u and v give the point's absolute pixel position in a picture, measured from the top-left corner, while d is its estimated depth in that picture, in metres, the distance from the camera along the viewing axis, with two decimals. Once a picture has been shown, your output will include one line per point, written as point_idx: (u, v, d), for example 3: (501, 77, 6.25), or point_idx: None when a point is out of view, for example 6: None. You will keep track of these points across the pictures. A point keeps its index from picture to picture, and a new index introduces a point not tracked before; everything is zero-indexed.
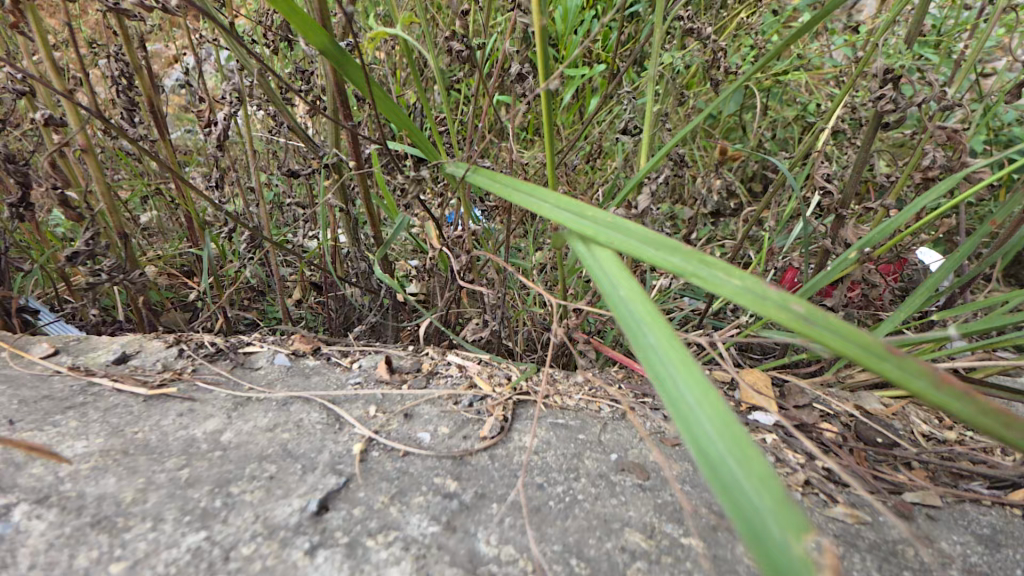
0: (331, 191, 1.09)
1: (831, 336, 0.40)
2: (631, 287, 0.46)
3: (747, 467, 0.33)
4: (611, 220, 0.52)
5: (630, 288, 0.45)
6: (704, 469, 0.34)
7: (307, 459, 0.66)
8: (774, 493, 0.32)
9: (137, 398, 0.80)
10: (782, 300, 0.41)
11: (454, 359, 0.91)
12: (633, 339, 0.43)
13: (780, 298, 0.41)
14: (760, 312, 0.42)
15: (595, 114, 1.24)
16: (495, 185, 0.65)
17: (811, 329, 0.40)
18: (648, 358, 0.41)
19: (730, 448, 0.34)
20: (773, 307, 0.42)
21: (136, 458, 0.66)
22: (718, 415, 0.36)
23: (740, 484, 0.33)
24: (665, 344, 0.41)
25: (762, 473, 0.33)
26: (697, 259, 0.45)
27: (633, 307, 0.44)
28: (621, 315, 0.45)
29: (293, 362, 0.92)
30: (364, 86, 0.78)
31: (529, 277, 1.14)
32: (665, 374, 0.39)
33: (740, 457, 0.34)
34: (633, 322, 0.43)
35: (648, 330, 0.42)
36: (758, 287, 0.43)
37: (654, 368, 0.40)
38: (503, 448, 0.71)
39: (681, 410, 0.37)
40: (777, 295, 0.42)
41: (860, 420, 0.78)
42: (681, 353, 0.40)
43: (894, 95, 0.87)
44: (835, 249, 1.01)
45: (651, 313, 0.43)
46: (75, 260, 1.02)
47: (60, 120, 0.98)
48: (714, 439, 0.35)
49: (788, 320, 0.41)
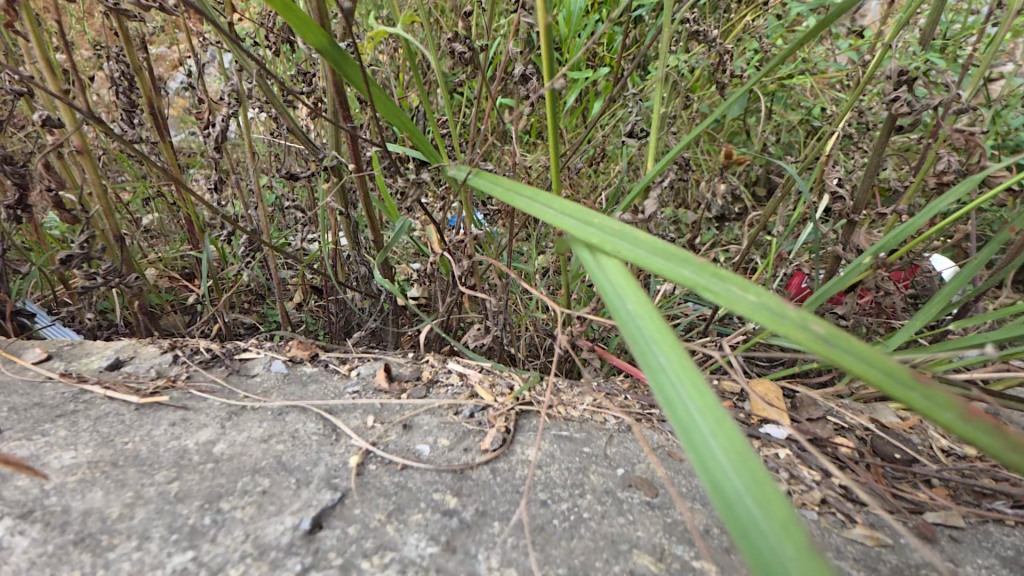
0: (330, 193, 1.07)
1: (854, 360, 0.37)
2: (639, 301, 0.43)
3: (764, 503, 0.31)
4: (619, 228, 0.49)
5: (639, 303, 0.43)
6: (715, 501, 0.32)
7: (302, 472, 0.64)
8: (793, 533, 0.30)
9: (129, 406, 0.78)
10: (802, 319, 0.38)
11: (454, 367, 0.89)
12: (640, 357, 0.40)
13: (798, 316, 0.39)
14: (778, 330, 0.39)
15: (599, 117, 1.22)
16: (497, 188, 0.62)
17: (834, 351, 0.38)
18: (657, 378, 0.39)
19: (745, 481, 0.32)
20: (792, 325, 0.39)
21: (126, 470, 0.64)
22: (732, 445, 0.34)
23: (755, 519, 0.31)
24: (675, 365, 0.38)
25: (780, 510, 0.30)
26: (710, 271, 0.43)
27: (642, 323, 0.42)
28: (628, 331, 0.42)
29: (289, 369, 0.89)
30: (364, 87, 0.76)
31: (532, 282, 1.12)
32: (676, 397, 0.37)
33: (756, 492, 0.32)
34: (642, 338, 0.41)
35: (658, 349, 0.40)
36: (776, 304, 0.40)
37: (662, 389, 0.38)
38: (505, 461, 0.68)
39: (692, 435, 0.35)
40: (796, 312, 0.39)
41: (876, 434, 0.75)
42: (693, 375, 0.38)
43: (909, 98, 0.85)
44: (846, 255, 0.99)
45: (660, 330, 0.41)
46: (70, 264, 1.01)
47: (55, 121, 0.96)
48: (728, 470, 0.33)
49: (808, 340, 0.38)
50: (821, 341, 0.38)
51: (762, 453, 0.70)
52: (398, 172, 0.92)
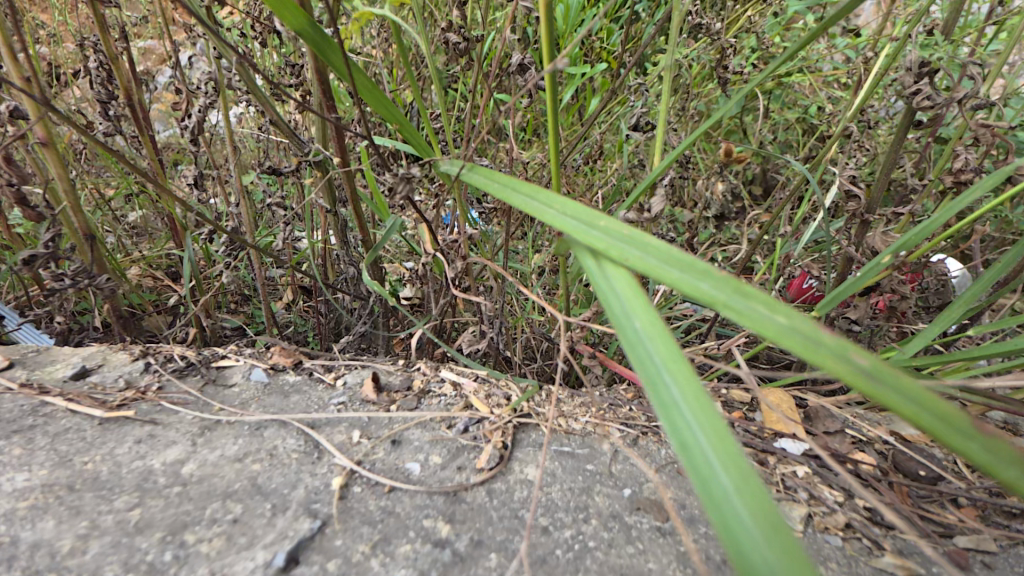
0: (316, 189, 1.00)
1: (903, 402, 0.32)
2: (649, 321, 0.39)
3: (790, 566, 0.28)
4: (626, 232, 0.43)
5: (651, 327, 0.38)
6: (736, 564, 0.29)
7: (278, 496, 0.58)
8: None
9: (92, 421, 0.72)
10: (840, 350, 0.33)
11: (447, 375, 0.83)
12: (652, 388, 0.36)
13: (837, 346, 0.33)
14: (813, 361, 0.33)
15: (598, 112, 1.17)
16: (492, 184, 0.57)
17: (875, 387, 0.32)
18: (669, 413, 0.35)
19: (771, 544, 0.29)
20: (830, 355, 0.33)
21: (83, 496, 0.58)
22: (755, 498, 0.31)
23: None
24: (692, 402, 0.35)
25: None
26: (732, 287, 0.37)
27: (653, 348, 0.38)
28: (636, 356, 0.38)
29: (270, 379, 0.83)
30: (350, 75, 0.70)
31: (529, 283, 1.07)
32: (690, 437, 0.33)
33: (784, 559, 0.29)
34: (652, 366, 0.37)
35: (670, 378, 0.36)
36: (812, 330, 0.34)
37: (674, 426, 0.34)
38: (502, 482, 0.63)
39: (708, 483, 0.32)
40: (834, 341, 0.34)
41: (897, 448, 0.71)
42: (711, 413, 0.34)
43: (931, 91, 0.81)
44: (859, 256, 0.94)
45: (674, 358, 0.37)
46: (35, 264, 0.94)
47: (18, 111, 0.89)
48: (751, 527, 0.30)
49: (847, 374, 0.33)
50: (863, 375, 0.33)
51: (778, 472, 0.65)
52: (387, 167, 0.87)
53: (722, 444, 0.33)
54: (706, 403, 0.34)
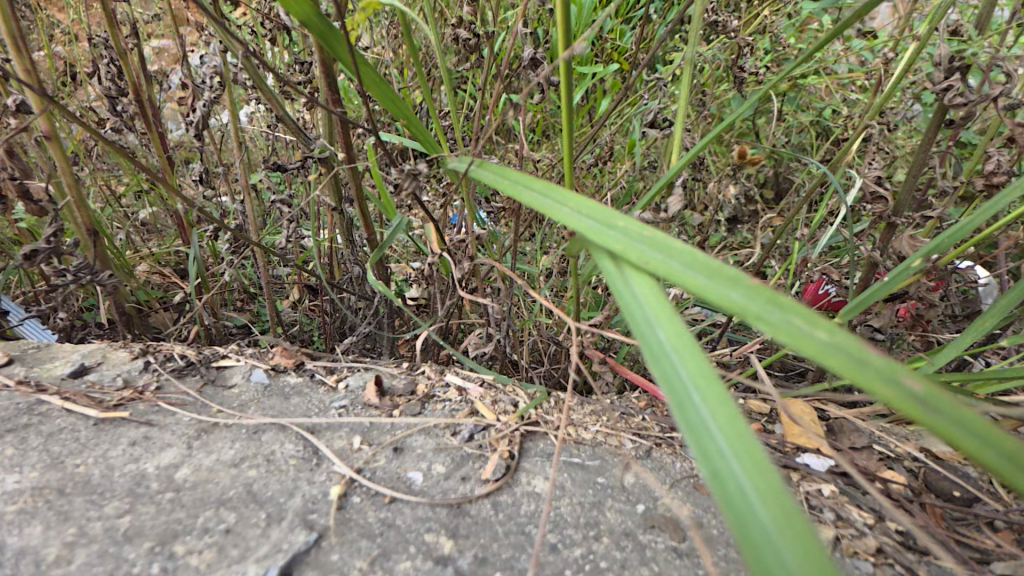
0: (322, 187, 0.98)
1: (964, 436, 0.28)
2: (675, 332, 0.36)
3: None
4: (647, 234, 0.40)
5: (677, 340, 0.35)
6: None
7: (274, 505, 0.55)
8: None
9: (87, 421, 0.70)
10: (891, 371, 0.29)
11: (453, 380, 0.80)
12: (678, 406, 0.33)
13: (887, 366, 0.29)
14: (859, 384, 0.29)
15: (612, 110, 1.14)
16: (503, 181, 0.54)
17: (931, 417, 0.28)
18: (698, 434, 0.32)
19: None
20: (881, 378, 0.29)
21: (73, 501, 0.56)
22: (795, 532, 0.27)
23: None
24: (722, 422, 0.32)
25: None
26: (766, 297, 0.33)
27: (679, 362, 0.35)
28: (660, 370, 0.35)
29: (271, 380, 0.81)
30: (355, 65, 0.67)
31: (537, 285, 1.04)
32: (722, 462, 0.31)
33: None
34: (678, 381, 0.34)
35: (697, 395, 0.33)
36: (858, 349, 0.30)
37: (704, 449, 0.31)
38: (507, 494, 0.60)
39: (740, 513, 0.29)
40: (883, 363, 0.30)
41: (928, 466, 0.67)
42: (745, 435, 0.31)
43: (963, 87, 0.77)
44: (883, 262, 0.90)
45: (702, 374, 0.34)
46: (36, 260, 0.92)
47: (21, 103, 0.87)
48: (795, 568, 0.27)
49: (900, 399, 0.29)
50: (917, 402, 0.29)
51: (802, 490, 0.62)
52: (393, 164, 0.84)
53: (758, 472, 0.30)
54: (739, 424, 0.31)
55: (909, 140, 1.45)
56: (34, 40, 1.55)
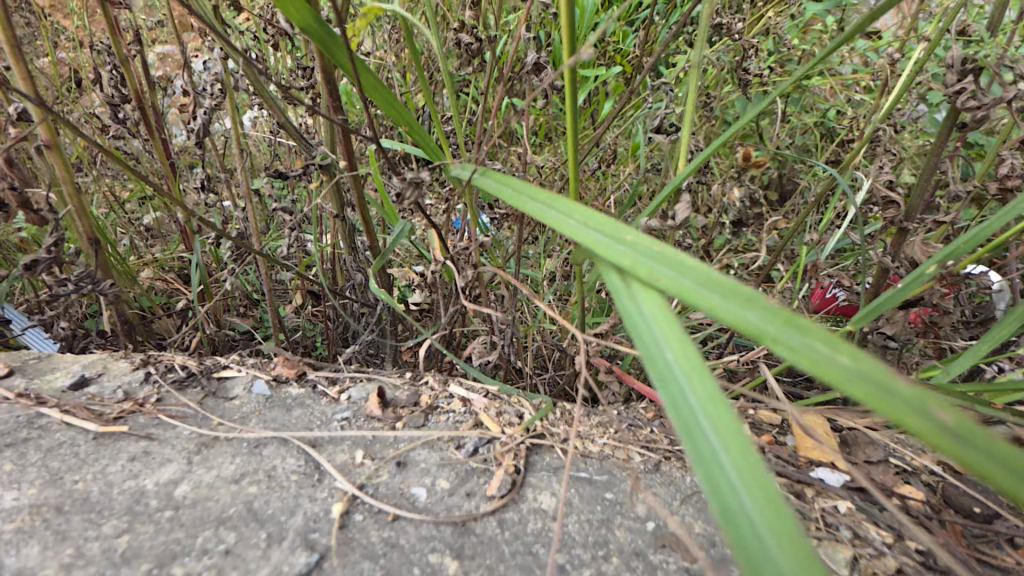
0: (323, 194, 0.96)
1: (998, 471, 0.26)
2: (683, 354, 0.36)
3: None
4: (657, 248, 0.39)
5: (684, 363, 0.36)
6: None
7: (275, 524, 0.54)
8: None
9: (86, 435, 0.69)
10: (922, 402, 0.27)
11: (456, 390, 0.79)
12: (686, 431, 0.34)
13: (916, 396, 0.27)
14: (885, 414, 0.28)
15: (616, 113, 1.12)
16: (506, 190, 0.52)
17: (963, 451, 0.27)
18: (705, 459, 0.33)
19: None
20: (908, 409, 0.28)
21: (71, 519, 0.55)
22: (800, 560, 0.28)
23: None
24: (729, 448, 0.32)
25: None
26: (784, 319, 0.31)
27: (687, 386, 0.35)
28: (668, 394, 0.35)
29: (272, 391, 0.79)
30: (355, 72, 0.66)
31: (541, 292, 1.02)
32: (728, 488, 0.31)
33: None
34: (687, 407, 0.35)
35: (706, 422, 0.33)
36: (884, 377, 0.28)
37: (710, 473, 0.32)
38: (514, 512, 0.58)
39: (747, 540, 0.30)
40: (912, 392, 0.28)
41: (945, 480, 0.65)
42: (753, 462, 0.31)
43: (977, 89, 0.75)
44: (895, 268, 0.88)
45: (711, 399, 0.34)
46: (36, 270, 0.91)
47: (21, 112, 0.87)
48: None
49: (928, 431, 0.27)
50: (948, 434, 0.27)
51: (817, 506, 0.60)
52: (395, 171, 0.83)
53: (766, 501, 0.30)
54: (748, 450, 0.32)
55: (917, 141, 1.43)
56: (36, 46, 1.54)
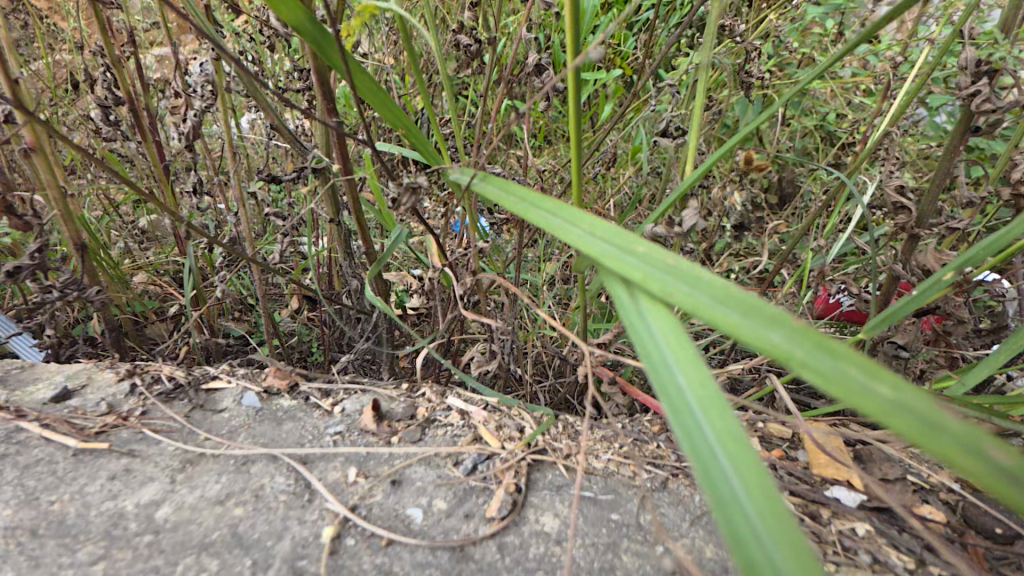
0: (317, 198, 0.93)
1: None
2: (697, 378, 0.34)
3: None
4: (669, 261, 0.36)
5: (698, 388, 0.34)
6: None
7: (260, 550, 0.52)
8: None
9: (65, 452, 0.66)
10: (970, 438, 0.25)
11: (455, 402, 0.75)
12: (701, 464, 0.31)
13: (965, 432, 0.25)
14: (930, 452, 0.25)
15: (618, 115, 1.09)
16: (506, 198, 0.50)
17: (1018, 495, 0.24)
18: (721, 495, 0.30)
19: None
20: (957, 446, 0.25)
21: (45, 544, 0.53)
22: None
23: None
24: (748, 483, 0.30)
25: None
26: (814, 342, 0.29)
27: (702, 415, 0.33)
28: (680, 422, 0.33)
29: (263, 403, 0.76)
30: (351, 73, 0.63)
31: (541, 298, 0.99)
32: (747, 528, 0.29)
33: None
34: (701, 438, 0.32)
35: (723, 456, 0.31)
36: (929, 409, 0.26)
37: (727, 510, 0.30)
38: (514, 534, 0.55)
39: None
40: (961, 428, 0.25)
41: (965, 498, 0.62)
42: (775, 500, 0.29)
43: (992, 92, 0.72)
44: (907, 275, 0.86)
45: (728, 430, 0.32)
46: (19, 276, 0.87)
47: (5, 114, 0.83)
48: None
49: (979, 471, 0.25)
50: (999, 476, 0.25)
51: (833, 529, 0.57)
52: (392, 175, 0.80)
53: (791, 546, 0.28)
54: (769, 488, 0.30)
55: (920, 145, 1.41)
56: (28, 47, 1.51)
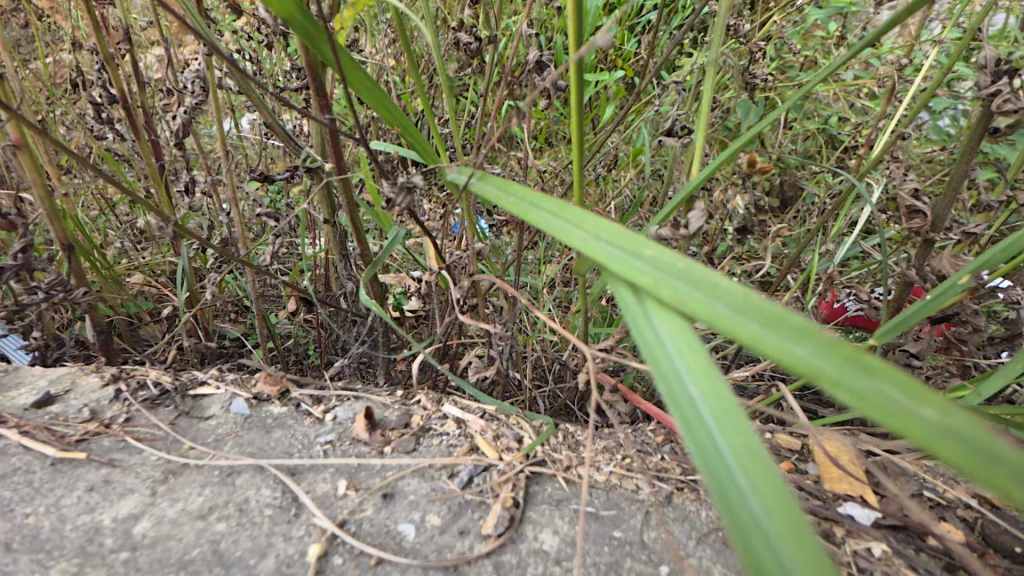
0: (312, 198, 0.90)
1: None
2: (709, 390, 0.31)
3: None
4: (680, 265, 0.33)
5: (711, 400, 0.31)
6: None
7: (242, 569, 0.50)
8: None
9: (44, 461, 0.63)
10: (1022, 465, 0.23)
11: (451, 410, 0.72)
12: (716, 483, 0.29)
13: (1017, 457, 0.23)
14: (979, 481, 0.23)
15: (621, 115, 1.06)
16: (506, 198, 0.47)
17: None
18: (738, 518, 0.27)
19: None
20: (1010, 477, 0.23)
21: (17, 560, 0.51)
22: None
23: None
24: (769, 505, 0.27)
25: None
26: (845, 355, 0.26)
27: (715, 427, 0.30)
28: (693, 438, 0.30)
29: (251, 410, 0.73)
30: (346, 69, 0.60)
31: (540, 301, 0.96)
32: (768, 555, 0.26)
33: None
34: (716, 454, 0.29)
35: (740, 476, 0.28)
36: (978, 434, 0.23)
37: (745, 536, 0.27)
38: (512, 553, 0.53)
39: None
40: (1013, 454, 0.23)
41: (983, 516, 0.60)
42: (797, 524, 0.27)
43: (1014, 92, 0.69)
44: (921, 280, 0.83)
45: (744, 446, 0.29)
46: (3, 277, 0.84)
47: None
48: None
49: None
50: None
51: (847, 549, 0.55)
52: (388, 175, 0.77)
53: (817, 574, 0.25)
54: (791, 509, 0.27)
55: (925, 150, 1.38)
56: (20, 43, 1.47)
